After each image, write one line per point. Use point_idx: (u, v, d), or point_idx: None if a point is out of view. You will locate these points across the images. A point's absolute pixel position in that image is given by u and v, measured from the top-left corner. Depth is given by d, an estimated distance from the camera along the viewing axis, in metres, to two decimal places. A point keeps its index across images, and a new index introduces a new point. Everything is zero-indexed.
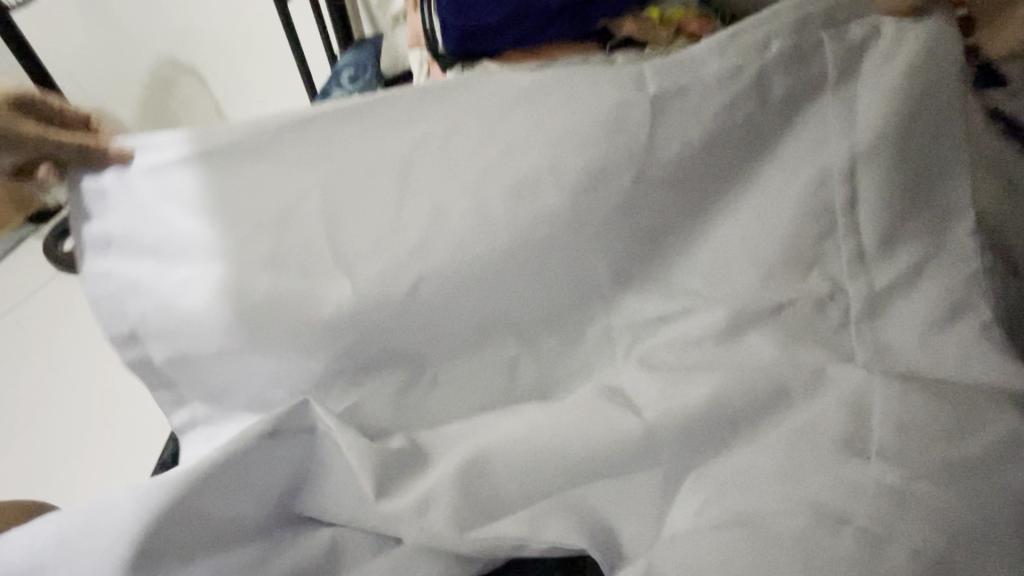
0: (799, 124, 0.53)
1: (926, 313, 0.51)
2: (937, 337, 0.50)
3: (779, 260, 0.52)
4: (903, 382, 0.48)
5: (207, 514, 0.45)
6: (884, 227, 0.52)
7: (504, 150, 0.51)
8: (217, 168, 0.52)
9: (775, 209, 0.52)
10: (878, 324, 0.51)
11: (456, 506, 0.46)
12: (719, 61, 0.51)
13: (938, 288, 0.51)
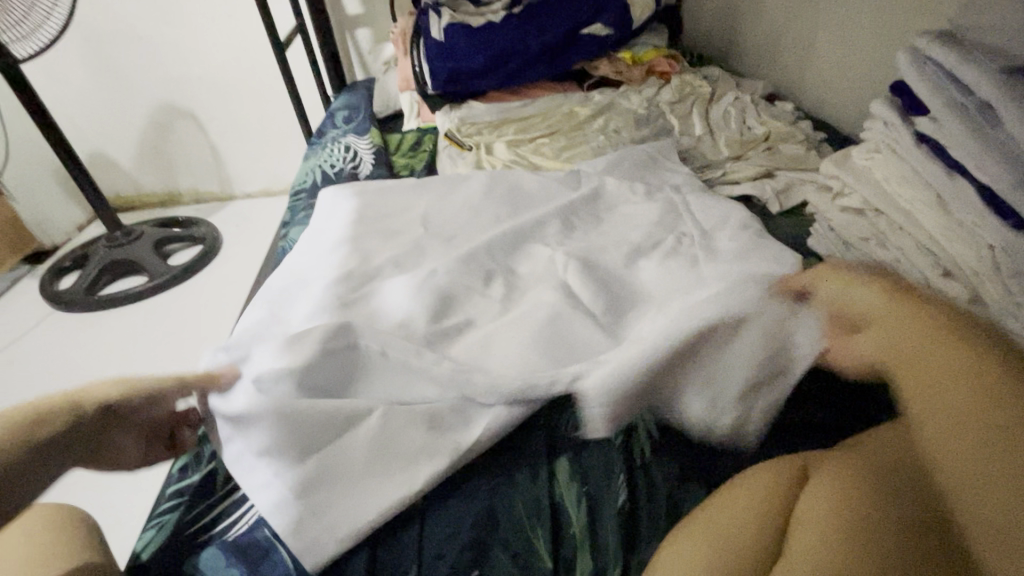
0: (649, 181, 0.98)
1: (729, 240, 0.78)
2: (739, 243, 0.77)
3: (644, 235, 0.83)
4: (714, 273, 0.73)
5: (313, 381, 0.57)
6: (704, 225, 0.84)
7: (505, 191, 0.97)
8: (368, 191, 1.01)
9: (640, 219, 0.87)
10: (709, 248, 0.78)
11: None
12: (610, 158, 1.04)
13: (737, 230, 0.81)
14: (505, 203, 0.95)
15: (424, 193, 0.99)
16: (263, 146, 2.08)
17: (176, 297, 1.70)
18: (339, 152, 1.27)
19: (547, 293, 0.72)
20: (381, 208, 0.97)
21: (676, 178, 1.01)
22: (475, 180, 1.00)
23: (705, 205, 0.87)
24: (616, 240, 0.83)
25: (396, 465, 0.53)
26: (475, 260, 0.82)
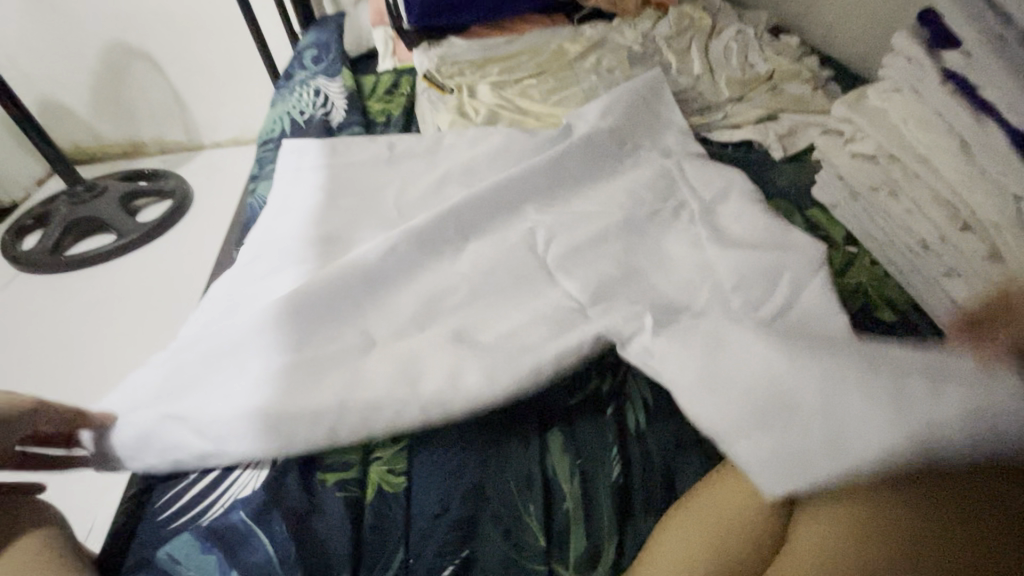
0: (646, 138, 0.92)
1: (737, 205, 0.73)
2: (743, 207, 0.72)
3: (649, 191, 0.78)
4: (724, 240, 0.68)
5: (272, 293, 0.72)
6: (707, 184, 0.78)
7: (493, 154, 0.90)
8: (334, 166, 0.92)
9: (640, 176, 0.81)
10: (716, 214, 0.73)
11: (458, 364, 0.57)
12: (601, 102, 0.95)
13: (745, 192, 0.74)
14: (489, 174, 0.89)
15: (403, 155, 0.94)
16: (232, 91, 1.94)
17: (143, 259, 1.62)
18: (309, 97, 1.16)
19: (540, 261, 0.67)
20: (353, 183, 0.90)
21: (671, 129, 0.94)
22: (457, 148, 0.94)
23: (704, 166, 0.81)
24: (612, 201, 0.78)
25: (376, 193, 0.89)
26: None
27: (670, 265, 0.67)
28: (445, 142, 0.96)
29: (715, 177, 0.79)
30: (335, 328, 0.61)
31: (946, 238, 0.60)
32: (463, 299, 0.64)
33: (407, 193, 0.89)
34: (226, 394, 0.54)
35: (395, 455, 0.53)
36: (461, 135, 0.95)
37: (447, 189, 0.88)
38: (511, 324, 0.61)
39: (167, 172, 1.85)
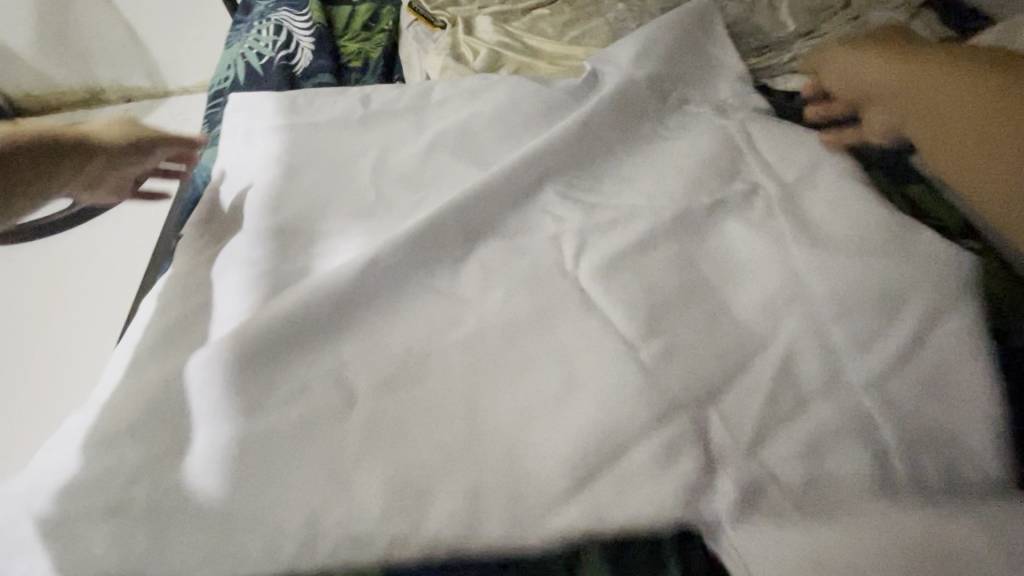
0: (696, 86, 0.72)
1: (824, 196, 0.56)
2: (833, 199, 0.55)
3: (706, 173, 0.60)
4: (811, 248, 0.53)
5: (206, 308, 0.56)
6: (781, 162, 0.60)
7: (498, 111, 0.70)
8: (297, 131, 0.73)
9: (693, 150, 0.63)
10: (796, 205, 0.56)
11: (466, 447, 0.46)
12: (636, 39, 0.74)
13: (835, 174, 0.57)
14: (495, 138, 0.69)
15: (382, 115, 0.74)
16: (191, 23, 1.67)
17: None
18: (267, 34, 0.93)
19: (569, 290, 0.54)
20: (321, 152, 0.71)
21: (727, 73, 0.73)
22: (454, 102, 0.74)
23: (775, 133, 0.62)
24: (658, 186, 0.61)
25: (347, 166, 0.70)
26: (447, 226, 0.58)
27: (737, 289, 0.53)
28: (436, 92, 0.75)
29: (792, 152, 0.60)
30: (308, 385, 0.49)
31: None
32: (474, 344, 0.52)
33: (388, 163, 0.69)
34: (154, 480, 0.44)
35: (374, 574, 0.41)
36: (457, 86, 0.75)
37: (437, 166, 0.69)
38: (532, 385, 0.49)
39: None
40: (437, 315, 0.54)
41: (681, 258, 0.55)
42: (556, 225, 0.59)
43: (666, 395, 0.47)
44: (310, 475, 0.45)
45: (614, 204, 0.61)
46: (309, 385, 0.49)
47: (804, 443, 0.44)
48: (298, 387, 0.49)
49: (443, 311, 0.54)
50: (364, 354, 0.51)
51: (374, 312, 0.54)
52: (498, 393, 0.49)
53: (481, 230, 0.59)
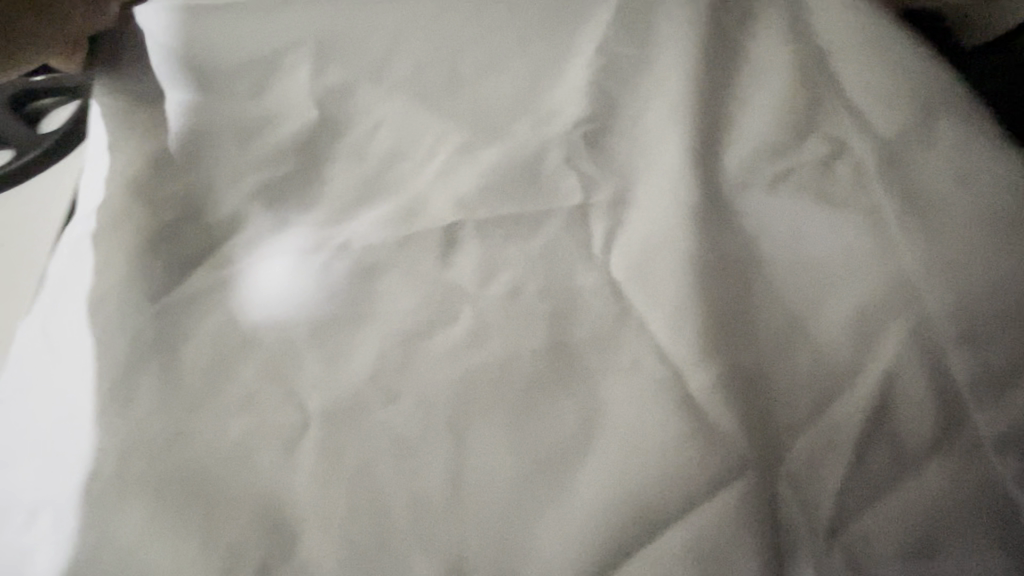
0: None
1: (944, 164, 0.39)
2: (956, 169, 0.39)
3: (773, 124, 0.43)
4: (923, 238, 0.36)
5: (66, 333, 0.39)
6: (880, 109, 0.42)
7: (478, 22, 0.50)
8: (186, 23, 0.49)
9: (753, 92, 0.45)
10: (904, 173, 0.39)
11: (428, 532, 0.31)
12: None
13: (958, 136, 0.40)
14: (475, 49, 0.48)
15: (303, 0, 0.49)
16: None
17: None
18: None
19: (577, 299, 0.37)
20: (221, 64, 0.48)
21: None
22: None
23: (873, 64, 0.44)
24: (708, 134, 0.42)
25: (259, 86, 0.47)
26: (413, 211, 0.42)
27: (823, 293, 0.36)
28: None
29: (899, 90, 0.42)
30: (216, 432, 0.34)
31: None
32: (436, 369, 0.35)
33: (316, 82, 0.47)
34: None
35: None
36: None
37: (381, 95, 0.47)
38: (519, 433, 0.33)
39: None
40: (383, 325, 0.37)
41: (738, 244, 0.38)
42: (559, 197, 0.41)
43: (722, 456, 0.31)
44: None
45: (645, 161, 0.42)
46: (214, 431, 0.34)
47: (911, 527, 0.31)
48: (198, 434, 0.34)
49: (408, 315, 0.37)
50: (291, 390, 0.35)
51: (301, 333, 0.37)
52: (486, 438, 0.33)
53: (450, 206, 0.42)
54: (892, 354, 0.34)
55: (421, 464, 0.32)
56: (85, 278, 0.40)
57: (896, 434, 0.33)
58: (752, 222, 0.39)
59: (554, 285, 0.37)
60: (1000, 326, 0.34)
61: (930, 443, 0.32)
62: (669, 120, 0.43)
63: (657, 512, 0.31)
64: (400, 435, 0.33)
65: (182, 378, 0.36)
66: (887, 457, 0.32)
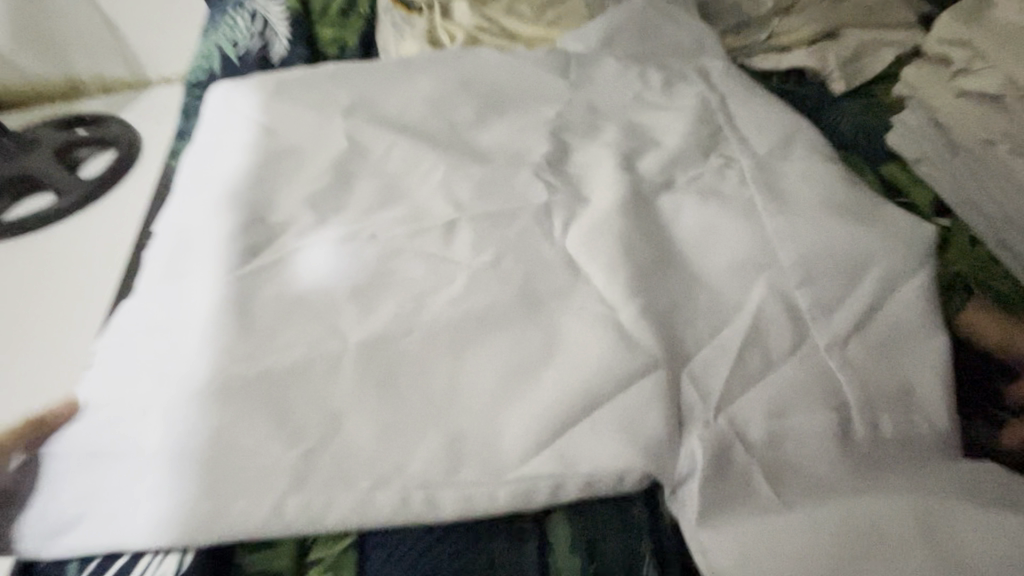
0: (674, 62, 0.70)
1: (799, 167, 0.54)
2: (808, 169, 0.54)
3: (682, 146, 0.59)
4: (783, 213, 0.51)
5: (175, 296, 0.53)
6: (757, 134, 0.59)
7: (469, 86, 0.68)
8: (271, 103, 0.71)
9: (670, 126, 0.61)
10: (771, 175, 0.55)
11: (429, 413, 0.42)
12: (611, 22, 0.73)
13: (810, 151, 0.56)
14: (469, 112, 0.67)
15: (351, 87, 0.70)
16: (176, 15, 1.65)
17: None
18: (243, 22, 0.91)
19: (541, 264, 0.51)
20: (289, 124, 0.68)
21: (704, 52, 0.72)
22: (422, 70, 0.70)
23: (752, 106, 0.61)
24: (634, 159, 0.59)
25: (314, 138, 0.66)
26: (420, 212, 0.57)
27: (715, 256, 0.50)
28: (405, 61, 0.72)
29: (770, 122, 0.59)
30: (280, 353, 0.47)
31: None
32: (437, 311, 0.49)
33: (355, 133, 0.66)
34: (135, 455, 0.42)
35: (342, 561, 0.37)
36: (428, 57, 0.72)
37: (398, 135, 0.64)
38: (497, 349, 0.46)
39: (110, 117, 1.63)
40: (400, 286, 0.51)
41: (654, 226, 0.53)
42: (527, 200, 0.56)
43: (639, 355, 0.44)
44: (270, 442, 0.41)
45: (591, 177, 0.58)
46: (278, 354, 0.47)
47: (774, 399, 0.42)
48: (268, 356, 0.47)
49: (419, 279, 0.51)
50: (334, 329, 0.48)
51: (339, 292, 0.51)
52: (475, 352, 0.46)
53: (449, 208, 0.57)
54: (759, 291, 0.47)
55: (426, 371, 0.45)
56: (192, 260, 0.56)
57: (764, 340, 0.45)
58: (666, 213, 0.54)
59: (524, 257, 0.52)
60: (833, 263, 0.47)
61: (790, 345, 0.45)
62: (605, 151, 0.60)
63: (596, 391, 0.42)
64: (413, 352, 0.46)
65: (254, 322, 0.49)
66: (760, 356, 0.44)
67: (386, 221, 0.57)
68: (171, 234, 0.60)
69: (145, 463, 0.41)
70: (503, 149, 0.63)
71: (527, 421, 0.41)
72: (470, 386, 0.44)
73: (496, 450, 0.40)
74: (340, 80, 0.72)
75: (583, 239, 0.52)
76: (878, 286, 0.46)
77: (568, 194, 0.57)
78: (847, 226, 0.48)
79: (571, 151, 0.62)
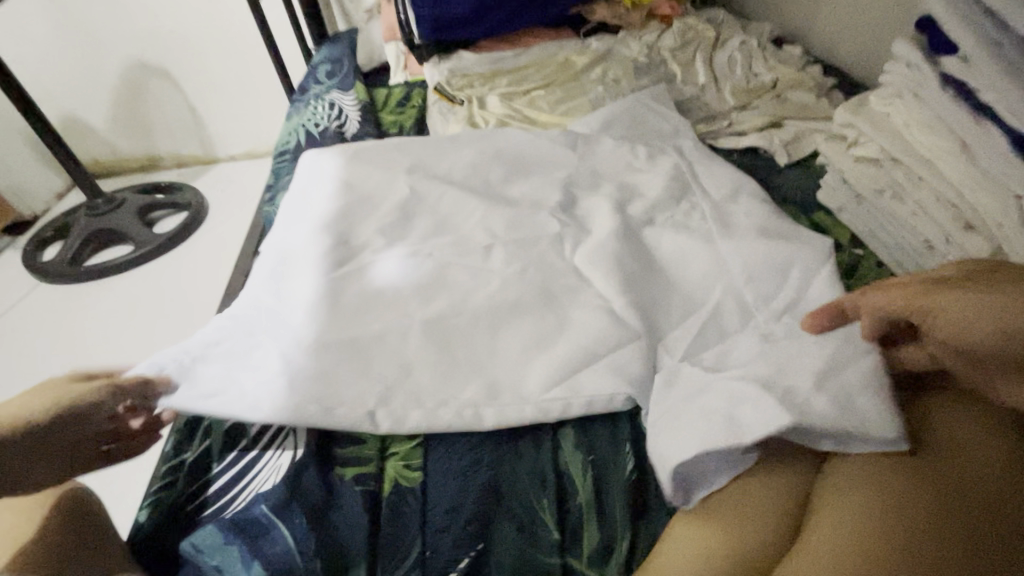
0: (655, 141, 0.93)
1: (744, 209, 0.74)
2: (751, 211, 0.74)
3: (659, 196, 0.79)
4: (732, 239, 0.69)
5: (280, 290, 0.70)
6: (715, 188, 0.79)
7: (500, 154, 0.91)
8: (350, 160, 0.92)
9: (651, 183, 0.82)
10: (723, 214, 0.74)
11: (473, 364, 0.59)
12: (608, 113, 0.98)
13: (754, 199, 0.76)
14: (498, 172, 0.88)
15: (409, 153, 0.92)
16: (248, 106, 1.99)
17: (153, 276, 1.64)
18: (324, 109, 1.18)
19: (553, 273, 0.69)
20: (364, 176, 0.90)
21: (678, 133, 0.95)
22: (465, 141, 0.93)
23: (712, 168, 0.82)
24: (624, 204, 0.79)
25: (384, 186, 0.87)
26: (464, 239, 0.77)
27: (682, 269, 0.69)
28: (453, 136, 0.95)
29: (724, 178, 0.80)
30: (364, 326, 0.64)
31: (952, 239, 0.62)
32: (477, 298, 0.66)
33: (414, 183, 0.86)
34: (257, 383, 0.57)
35: (411, 451, 0.54)
36: (470, 133, 0.95)
37: (446, 186, 0.85)
38: (521, 324, 0.63)
39: (184, 185, 1.91)
40: (450, 287, 0.69)
41: (638, 247, 0.72)
42: (544, 230, 0.76)
43: (624, 329, 0.61)
44: (361, 379, 0.57)
45: (591, 217, 0.78)
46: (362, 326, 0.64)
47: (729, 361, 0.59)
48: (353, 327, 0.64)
49: (465, 283, 0.69)
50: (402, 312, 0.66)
51: (405, 290, 0.69)
52: (505, 328, 0.62)
53: (485, 237, 0.76)
54: (714, 291, 0.65)
55: (470, 338, 0.61)
56: (294, 267, 0.74)
57: (719, 323, 0.62)
58: (647, 240, 0.73)
59: (542, 267, 0.70)
60: (768, 270, 0.65)
61: (735, 328, 0.62)
62: (602, 199, 0.80)
63: (596, 352, 0.58)
64: (462, 327, 0.62)
65: (342, 305, 0.67)
66: (713, 334, 0.61)
67: (439, 244, 0.76)
68: (275, 249, 0.78)
69: (266, 388, 0.56)
70: (525, 198, 0.84)
71: (544, 370, 0.57)
72: (502, 348, 0.60)
73: (521, 385, 0.56)
74: (402, 145, 0.94)
75: (584, 256, 0.71)
76: (801, 288, 0.63)
77: (574, 228, 0.76)
78: (780, 245, 0.67)
79: (577, 199, 0.82)
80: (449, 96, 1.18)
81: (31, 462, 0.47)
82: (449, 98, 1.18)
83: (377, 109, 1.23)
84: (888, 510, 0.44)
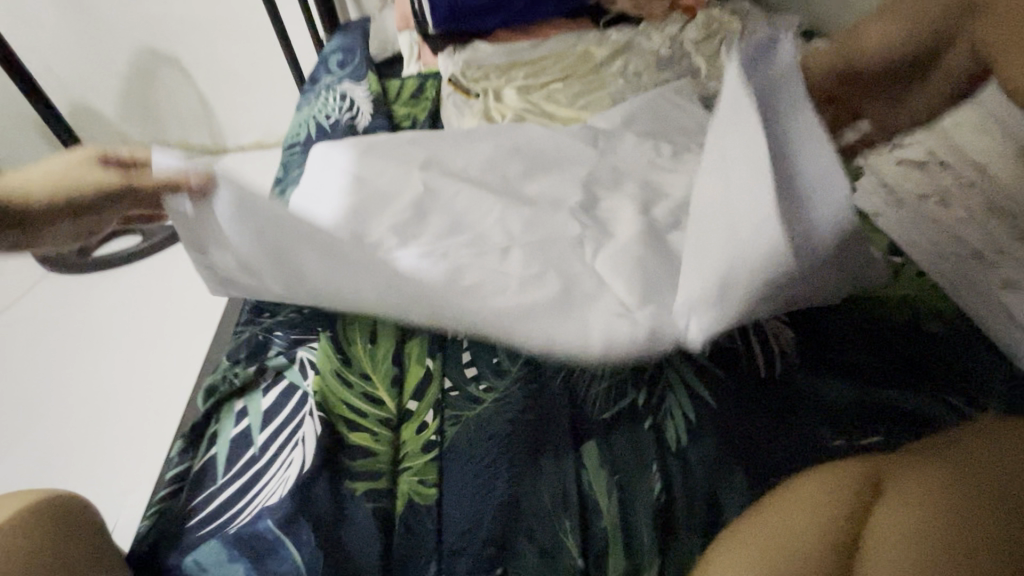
0: (680, 137, 0.89)
1: None
2: None
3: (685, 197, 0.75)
4: None
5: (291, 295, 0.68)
6: None
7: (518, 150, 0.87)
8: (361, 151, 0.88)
9: (676, 182, 0.79)
10: None
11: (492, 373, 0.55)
12: (630, 108, 0.94)
13: None
14: (516, 168, 0.85)
15: (425, 147, 0.88)
16: (258, 96, 1.96)
17: None
18: (335, 101, 1.14)
19: (574, 276, 0.66)
20: (376, 169, 0.85)
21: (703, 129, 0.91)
22: (482, 136, 0.90)
23: None
24: (648, 205, 0.76)
25: (399, 182, 0.84)
26: (480, 239, 0.74)
27: None
28: (469, 130, 0.92)
29: None
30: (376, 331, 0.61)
31: (1004, 250, 0.58)
32: None
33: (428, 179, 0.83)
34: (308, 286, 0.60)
35: (426, 466, 0.51)
36: (487, 127, 0.92)
37: (462, 183, 0.82)
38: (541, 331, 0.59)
39: None
40: None
41: (663, 251, 0.68)
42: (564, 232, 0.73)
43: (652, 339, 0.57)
44: None
45: (612, 218, 0.75)
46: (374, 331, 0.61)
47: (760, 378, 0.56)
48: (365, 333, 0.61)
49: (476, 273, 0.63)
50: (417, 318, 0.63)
51: None
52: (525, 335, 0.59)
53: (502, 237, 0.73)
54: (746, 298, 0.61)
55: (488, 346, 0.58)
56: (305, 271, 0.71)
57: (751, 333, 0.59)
58: (672, 243, 0.70)
59: (563, 270, 0.67)
60: None
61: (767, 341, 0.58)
62: (624, 199, 0.77)
63: (621, 363, 0.55)
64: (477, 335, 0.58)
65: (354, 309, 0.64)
66: (745, 346, 0.58)
67: (455, 245, 0.73)
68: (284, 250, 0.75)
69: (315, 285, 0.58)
70: (544, 197, 0.80)
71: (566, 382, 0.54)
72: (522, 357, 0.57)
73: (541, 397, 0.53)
74: (416, 137, 0.90)
75: (607, 260, 0.67)
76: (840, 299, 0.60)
77: (595, 230, 0.73)
78: None
79: (598, 199, 0.79)
80: (464, 88, 1.14)
81: (37, 223, 0.50)
82: (465, 91, 1.14)
83: (390, 101, 1.20)
84: (936, 506, 0.40)
